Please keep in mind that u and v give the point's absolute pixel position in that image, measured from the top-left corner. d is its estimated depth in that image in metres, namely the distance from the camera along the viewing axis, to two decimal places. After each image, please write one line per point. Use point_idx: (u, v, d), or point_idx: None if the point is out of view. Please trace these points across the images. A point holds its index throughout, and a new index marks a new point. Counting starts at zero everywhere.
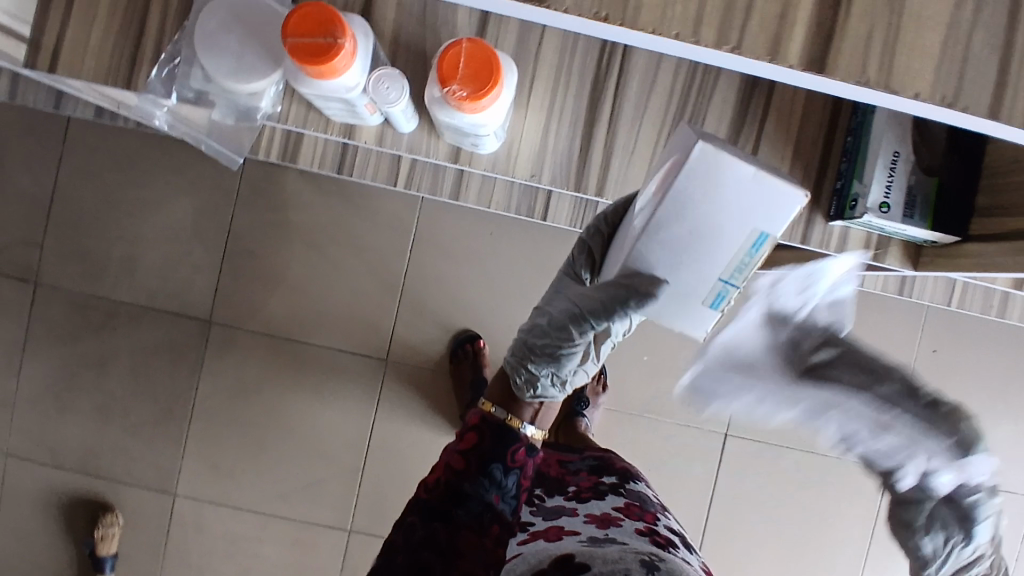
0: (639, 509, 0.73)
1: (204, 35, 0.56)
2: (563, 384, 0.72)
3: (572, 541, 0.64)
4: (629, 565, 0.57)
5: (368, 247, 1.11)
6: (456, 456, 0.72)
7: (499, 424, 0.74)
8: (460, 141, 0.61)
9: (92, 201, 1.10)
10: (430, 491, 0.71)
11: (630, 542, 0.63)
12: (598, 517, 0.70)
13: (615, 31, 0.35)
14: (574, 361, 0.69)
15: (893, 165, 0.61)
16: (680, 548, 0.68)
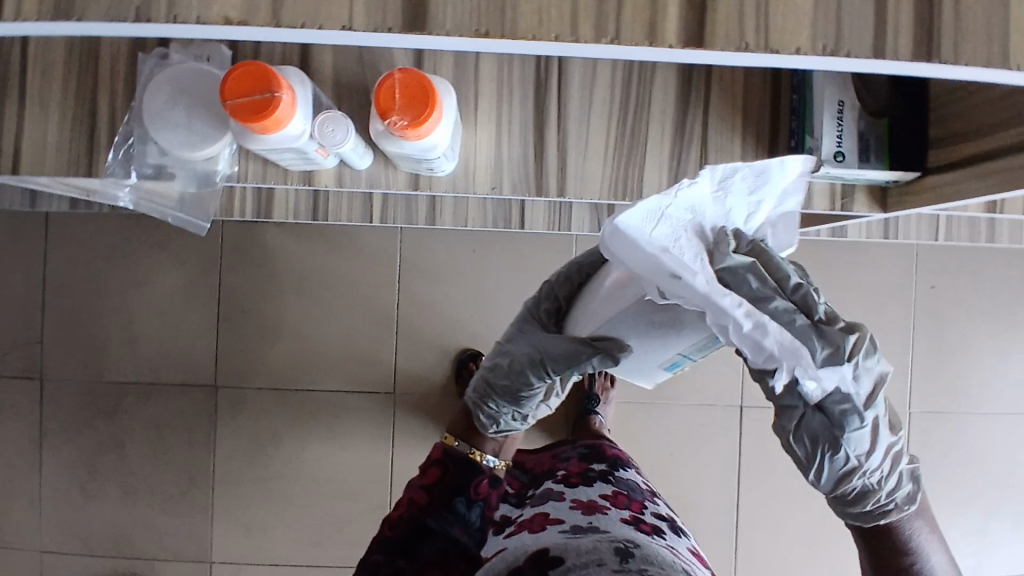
0: (627, 498, 0.76)
1: (152, 112, 0.58)
2: (524, 418, 0.76)
3: (554, 531, 0.66)
4: (602, 555, 0.60)
5: (357, 286, 1.12)
6: (419, 491, 0.70)
7: (463, 459, 0.75)
8: (416, 168, 0.62)
9: (83, 289, 1.11)
10: (391, 530, 0.67)
11: (610, 530, 0.66)
12: (584, 505, 0.72)
13: (527, 45, 0.35)
14: (535, 400, 0.72)
15: (840, 114, 0.63)
16: (665, 534, 0.70)
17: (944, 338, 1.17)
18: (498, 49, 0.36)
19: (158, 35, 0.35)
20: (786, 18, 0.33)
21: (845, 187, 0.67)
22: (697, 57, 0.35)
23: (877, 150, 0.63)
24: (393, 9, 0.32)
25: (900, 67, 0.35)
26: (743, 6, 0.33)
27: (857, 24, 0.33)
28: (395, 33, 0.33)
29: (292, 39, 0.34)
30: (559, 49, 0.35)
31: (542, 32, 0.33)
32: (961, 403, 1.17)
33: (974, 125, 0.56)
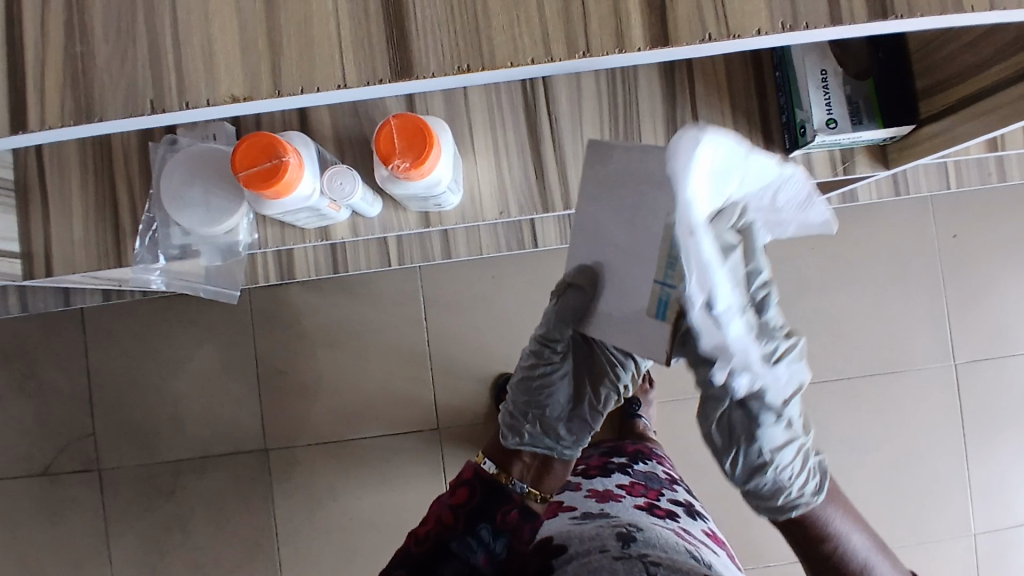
0: (643, 487, 0.78)
1: (171, 195, 0.61)
2: (551, 432, 0.75)
3: (564, 519, 0.72)
4: (604, 541, 0.64)
5: (386, 330, 1.14)
6: (446, 509, 0.68)
7: (492, 480, 0.71)
8: (424, 206, 0.64)
9: (127, 377, 1.15)
10: (417, 544, 0.67)
11: (619, 516, 0.70)
12: (599, 493, 0.76)
13: (514, 72, 0.37)
14: (559, 399, 0.76)
15: (824, 82, 0.63)
16: (680, 517, 0.73)
17: (975, 284, 1.15)
18: (480, 80, 0.38)
19: (170, 122, 0.38)
20: (743, 2, 0.34)
21: (845, 152, 0.67)
22: (666, 54, 0.36)
23: (867, 111, 0.63)
24: (378, 60, 0.34)
25: (873, 28, 0.36)
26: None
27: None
28: (385, 84, 0.35)
29: (291, 104, 0.36)
30: (537, 71, 0.37)
31: (518, 58, 0.35)
32: (1006, 347, 1.15)
33: (957, 70, 0.57)
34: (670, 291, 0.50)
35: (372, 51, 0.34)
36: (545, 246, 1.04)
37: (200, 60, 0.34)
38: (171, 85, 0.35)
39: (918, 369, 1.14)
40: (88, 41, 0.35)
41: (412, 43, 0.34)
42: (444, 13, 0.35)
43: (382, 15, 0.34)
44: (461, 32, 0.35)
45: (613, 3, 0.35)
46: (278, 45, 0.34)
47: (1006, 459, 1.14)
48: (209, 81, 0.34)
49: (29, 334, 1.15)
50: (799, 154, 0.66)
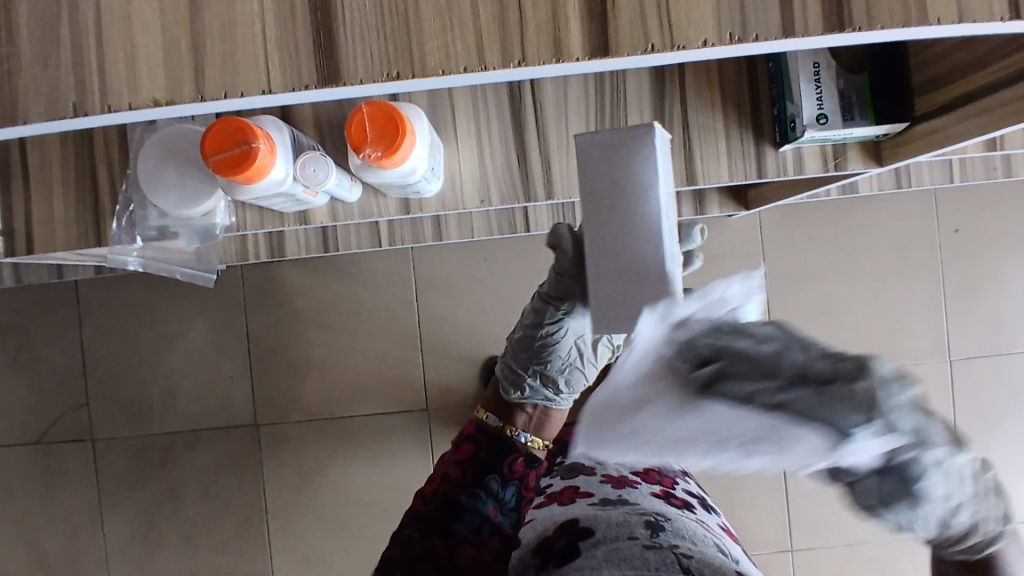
0: (658, 473, 0.72)
1: (143, 175, 0.61)
2: (557, 386, 0.75)
3: (583, 504, 0.64)
4: (633, 528, 0.57)
5: (379, 311, 1.14)
6: (454, 466, 0.73)
7: (496, 434, 0.77)
8: (403, 193, 0.63)
9: (121, 352, 1.16)
10: (427, 502, 0.70)
11: (640, 503, 0.63)
12: (616, 476, 0.68)
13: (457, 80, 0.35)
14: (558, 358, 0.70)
15: (817, 75, 0.61)
16: (696, 510, 0.68)
17: (975, 280, 1.13)
18: (420, 87, 0.36)
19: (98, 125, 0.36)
20: (687, 11, 0.33)
21: (838, 147, 0.66)
22: (615, 64, 0.35)
23: (860, 105, 0.61)
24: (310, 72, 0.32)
25: (821, 40, 0.34)
26: (644, 7, 0.33)
27: (762, 5, 0.33)
28: (312, 90, 0.33)
29: (217, 110, 0.34)
30: (485, 78, 0.35)
31: (449, 66, 0.33)
32: (1005, 345, 1.13)
33: (952, 67, 0.54)
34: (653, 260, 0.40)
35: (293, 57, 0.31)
36: (537, 230, 1.03)
37: (122, 64, 0.32)
38: (94, 89, 0.33)
39: (912, 364, 1.13)
40: (13, 43, 0.33)
41: (340, 51, 0.32)
42: (373, 17, 0.33)
43: (309, 20, 0.32)
44: (390, 37, 0.33)
45: (553, 13, 0.33)
46: (201, 48, 0.32)
47: (998, 456, 1.13)
48: (137, 86, 0.32)
49: (22, 306, 1.15)
50: (789, 149, 0.64)
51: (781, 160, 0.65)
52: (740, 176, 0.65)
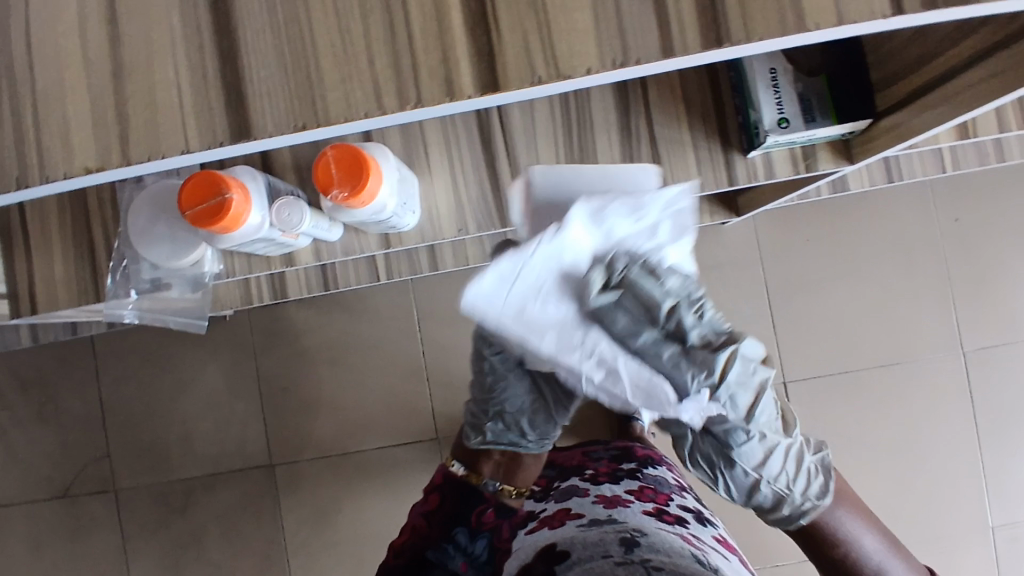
0: (652, 492, 0.72)
1: (134, 231, 0.63)
2: (521, 430, 0.71)
3: (571, 526, 0.65)
4: (608, 547, 0.58)
5: (384, 344, 1.16)
6: (421, 519, 0.74)
7: (461, 483, 0.75)
8: (382, 229, 0.65)
9: (136, 402, 1.19)
10: (396, 557, 0.72)
11: (627, 521, 0.64)
12: (607, 497, 0.70)
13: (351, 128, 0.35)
14: (511, 393, 0.68)
15: (774, 81, 0.61)
16: (689, 524, 0.67)
17: (982, 269, 1.11)
18: (330, 136, 0.37)
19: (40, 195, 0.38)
20: (569, 43, 0.32)
21: (806, 150, 0.66)
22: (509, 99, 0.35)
23: (821, 108, 0.62)
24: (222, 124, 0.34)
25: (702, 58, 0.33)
26: (527, 40, 0.33)
27: (640, 27, 0.32)
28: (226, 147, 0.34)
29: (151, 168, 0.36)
30: (388, 122, 0.35)
31: (352, 114, 0.33)
32: (1020, 332, 1.11)
33: (906, 61, 0.55)
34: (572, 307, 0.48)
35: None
36: None
37: (59, 138, 0.35)
38: (35, 162, 0.35)
39: (924, 359, 1.11)
40: None
41: (248, 106, 0.33)
42: (279, 73, 0.33)
43: (215, 76, 0.34)
44: (294, 88, 0.33)
45: (441, 53, 0.33)
46: (125, 116, 0.34)
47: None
48: (70, 154, 0.34)
49: (40, 364, 1.19)
50: (757, 155, 0.65)
51: (750, 167, 0.66)
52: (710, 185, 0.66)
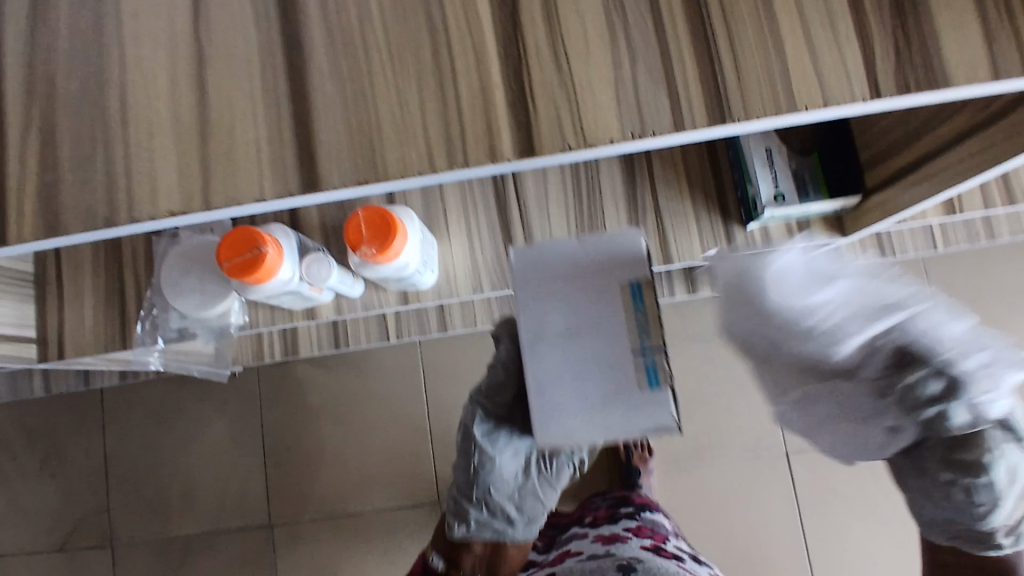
0: (649, 530, 0.73)
1: (165, 281, 0.67)
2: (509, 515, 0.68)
3: (572, 561, 0.67)
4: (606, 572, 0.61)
5: (392, 402, 1.17)
6: None
7: None
8: (401, 286, 0.69)
9: (142, 455, 1.19)
10: None
11: (623, 552, 0.65)
12: (606, 536, 0.71)
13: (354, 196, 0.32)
14: (500, 479, 0.63)
15: (770, 159, 0.66)
16: (686, 561, 0.68)
17: None
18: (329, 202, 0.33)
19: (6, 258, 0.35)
20: (596, 111, 0.30)
21: (801, 222, 0.71)
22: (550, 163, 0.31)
23: (814, 183, 0.67)
24: (194, 189, 0.30)
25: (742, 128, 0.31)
26: (558, 106, 0.30)
27: (656, 105, 0.30)
28: None
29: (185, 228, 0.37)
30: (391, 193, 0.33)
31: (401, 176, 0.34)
32: None
33: (893, 142, 0.60)
34: (655, 358, 0.37)
35: (164, 186, 0.30)
36: None
37: None
38: None
39: None
40: None
41: None
42: None
43: (194, 140, 0.31)
44: None
45: (485, 119, 0.30)
46: None
47: None
48: None
49: (49, 415, 1.20)
50: (756, 226, 0.70)
51: (749, 237, 0.70)
52: (712, 252, 0.70)
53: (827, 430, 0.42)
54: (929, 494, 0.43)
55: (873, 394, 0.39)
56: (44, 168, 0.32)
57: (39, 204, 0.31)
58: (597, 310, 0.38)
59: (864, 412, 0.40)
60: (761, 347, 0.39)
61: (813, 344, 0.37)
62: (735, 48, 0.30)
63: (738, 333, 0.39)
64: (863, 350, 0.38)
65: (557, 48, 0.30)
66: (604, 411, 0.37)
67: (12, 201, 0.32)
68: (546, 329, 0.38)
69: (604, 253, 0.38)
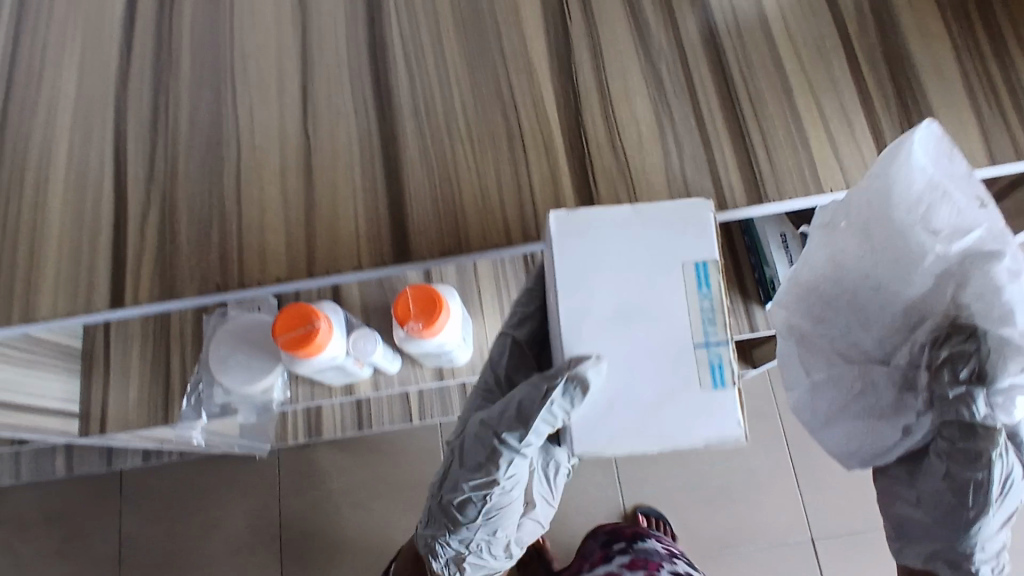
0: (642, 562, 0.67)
1: (213, 360, 0.64)
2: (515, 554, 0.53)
3: None
4: None
5: (406, 489, 1.06)
6: None
7: None
8: (438, 362, 0.72)
9: (114, 559, 1.02)
10: None
11: None
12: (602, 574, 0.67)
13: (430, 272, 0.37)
14: (502, 502, 0.40)
15: (785, 244, 0.71)
16: None
17: None
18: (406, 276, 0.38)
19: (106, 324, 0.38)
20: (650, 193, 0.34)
21: None
22: None
23: None
24: (299, 258, 0.35)
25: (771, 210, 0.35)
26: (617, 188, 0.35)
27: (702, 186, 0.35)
28: None
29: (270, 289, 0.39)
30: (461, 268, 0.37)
31: None
32: None
33: None
34: (722, 352, 0.28)
35: (273, 256, 0.35)
36: None
37: None
38: None
39: None
40: None
41: None
42: None
43: (300, 216, 0.35)
44: None
45: (555, 200, 0.35)
46: None
47: None
48: None
49: (16, 510, 1.03)
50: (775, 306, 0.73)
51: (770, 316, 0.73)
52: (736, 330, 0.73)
53: (840, 425, 0.33)
54: (941, 518, 0.32)
55: (894, 386, 0.32)
56: (162, 238, 0.36)
57: (156, 272, 0.35)
58: (651, 298, 0.28)
59: (880, 404, 0.32)
60: (829, 295, 0.32)
61: (869, 288, 0.30)
62: (767, 141, 0.36)
63: (794, 278, 0.33)
64: (910, 314, 0.30)
65: (615, 141, 0.36)
66: (657, 415, 0.27)
67: (130, 269, 0.35)
68: (589, 315, 0.28)
69: (663, 230, 0.29)
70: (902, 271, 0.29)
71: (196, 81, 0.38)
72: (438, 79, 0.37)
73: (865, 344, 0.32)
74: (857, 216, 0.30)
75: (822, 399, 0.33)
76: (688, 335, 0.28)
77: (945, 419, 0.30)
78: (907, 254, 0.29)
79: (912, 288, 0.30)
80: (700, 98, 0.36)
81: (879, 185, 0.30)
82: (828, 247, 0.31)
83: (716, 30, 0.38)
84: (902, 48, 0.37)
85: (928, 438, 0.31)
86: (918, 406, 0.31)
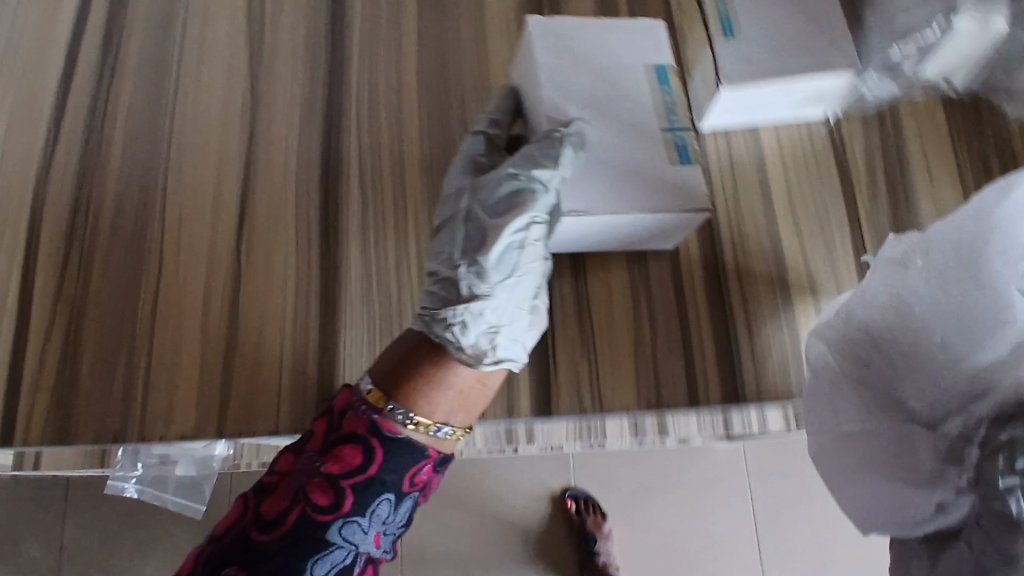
0: None
1: None
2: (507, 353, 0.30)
3: None
4: None
5: None
6: None
7: None
8: None
9: None
10: None
11: None
12: None
13: None
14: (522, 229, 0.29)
15: None
16: None
17: None
18: None
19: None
20: (615, 385, 0.31)
21: None
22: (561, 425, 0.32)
23: None
24: (210, 415, 0.31)
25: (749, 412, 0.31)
26: (579, 374, 0.31)
27: (674, 380, 0.31)
28: None
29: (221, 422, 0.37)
30: None
31: None
32: None
33: None
34: (688, 135, 0.32)
35: (182, 409, 0.31)
36: None
37: None
38: None
39: None
40: None
41: None
42: None
43: (218, 356, 0.31)
44: None
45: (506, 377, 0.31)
46: None
47: None
48: None
49: None
50: None
51: None
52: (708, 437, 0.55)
53: (864, 483, 0.27)
54: None
55: (936, 455, 0.25)
56: (62, 364, 0.31)
57: (49, 405, 0.31)
58: (620, 95, 0.33)
59: (916, 470, 0.26)
60: (860, 351, 0.27)
61: (931, 339, 0.25)
62: (754, 328, 0.32)
63: (846, 308, 0.28)
64: (973, 380, 0.25)
65: (582, 309, 0.32)
66: (642, 177, 0.31)
67: (20, 398, 0.31)
68: (571, 92, 0.32)
69: (627, 40, 0.34)
70: (970, 322, 0.24)
71: (124, 179, 0.34)
72: (395, 209, 0.34)
73: (911, 403, 0.26)
74: (938, 258, 0.25)
75: (860, 440, 0.27)
76: (658, 121, 0.32)
77: (987, 504, 0.23)
78: (983, 310, 0.24)
79: (996, 345, 0.24)
80: (684, 264, 0.33)
81: (972, 223, 0.25)
82: (894, 280, 0.26)
83: (709, 183, 0.34)
84: (917, 226, 0.33)
85: (967, 521, 0.24)
86: (960, 481, 0.24)
